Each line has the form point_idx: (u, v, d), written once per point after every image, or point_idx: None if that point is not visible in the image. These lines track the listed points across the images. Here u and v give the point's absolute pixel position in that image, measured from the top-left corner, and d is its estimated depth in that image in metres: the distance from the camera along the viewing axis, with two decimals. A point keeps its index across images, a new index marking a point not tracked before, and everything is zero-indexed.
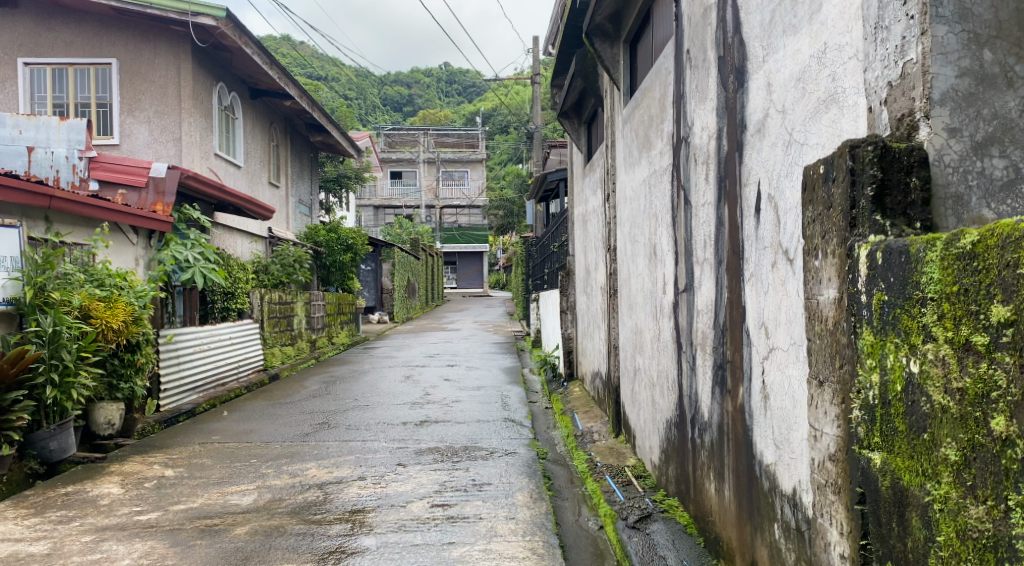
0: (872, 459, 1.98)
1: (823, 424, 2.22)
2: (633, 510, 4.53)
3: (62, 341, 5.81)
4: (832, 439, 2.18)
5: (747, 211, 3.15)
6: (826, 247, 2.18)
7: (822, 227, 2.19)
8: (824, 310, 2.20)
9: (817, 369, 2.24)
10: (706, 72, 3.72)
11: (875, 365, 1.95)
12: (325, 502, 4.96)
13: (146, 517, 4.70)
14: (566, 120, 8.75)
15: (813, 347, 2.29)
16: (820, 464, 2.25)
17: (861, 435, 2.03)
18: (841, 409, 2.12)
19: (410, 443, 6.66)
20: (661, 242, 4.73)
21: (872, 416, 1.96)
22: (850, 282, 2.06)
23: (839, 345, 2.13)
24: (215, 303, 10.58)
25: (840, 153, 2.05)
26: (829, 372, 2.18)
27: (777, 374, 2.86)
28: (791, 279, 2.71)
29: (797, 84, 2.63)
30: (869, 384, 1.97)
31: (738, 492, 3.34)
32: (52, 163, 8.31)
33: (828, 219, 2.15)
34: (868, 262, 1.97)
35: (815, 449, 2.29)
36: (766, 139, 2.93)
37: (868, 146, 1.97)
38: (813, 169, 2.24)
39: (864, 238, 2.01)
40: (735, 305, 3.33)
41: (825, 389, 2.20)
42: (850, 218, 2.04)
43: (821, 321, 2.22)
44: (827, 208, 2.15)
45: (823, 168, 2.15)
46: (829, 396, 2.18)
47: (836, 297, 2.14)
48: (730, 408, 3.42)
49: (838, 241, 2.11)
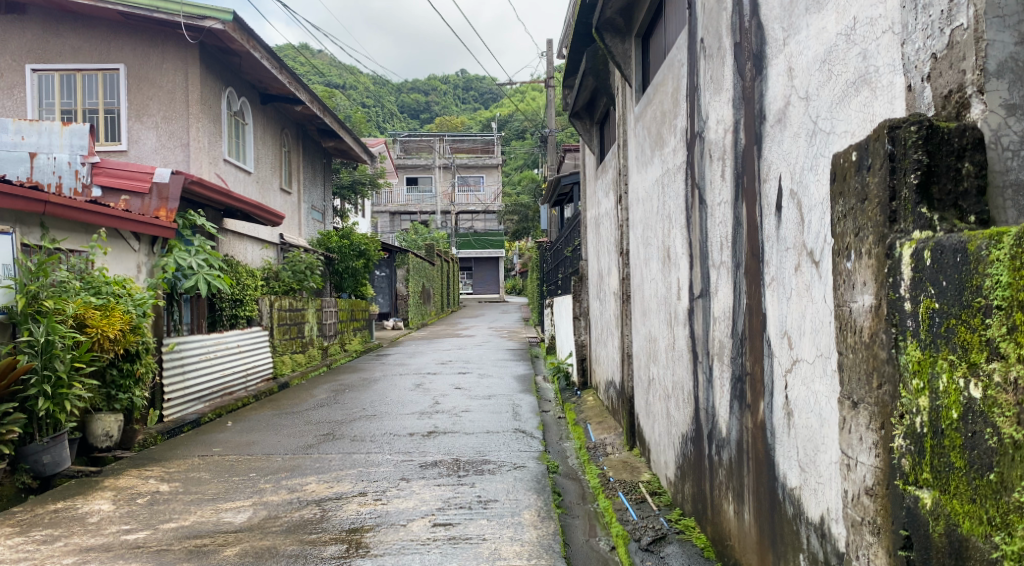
0: (921, 498, 1.70)
1: (857, 451, 1.95)
2: (646, 531, 4.27)
3: (55, 351, 5.61)
4: (868, 471, 1.91)
5: (768, 209, 2.87)
6: (859, 246, 1.90)
7: (853, 222, 1.92)
8: (858, 320, 1.93)
9: (850, 387, 1.97)
10: (721, 62, 3.46)
11: (923, 387, 1.67)
12: (323, 520, 4.72)
13: (134, 537, 4.49)
14: (578, 120, 8.51)
15: (844, 362, 2.02)
16: (855, 497, 1.97)
17: (905, 468, 1.76)
18: (881, 435, 1.84)
19: (416, 455, 6.42)
20: (675, 246, 4.47)
21: (921, 447, 1.69)
22: (890, 286, 1.79)
23: (876, 360, 1.85)
24: (223, 310, 9.96)
25: (876, 136, 1.79)
26: (863, 391, 1.92)
27: (801, 390, 2.59)
28: (817, 283, 2.44)
29: (821, 67, 2.37)
30: (916, 408, 1.70)
31: (759, 516, 3.07)
32: (54, 169, 8.04)
33: (860, 213, 1.89)
34: (913, 264, 1.70)
35: (847, 480, 2.01)
36: (787, 129, 2.67)
37: (910, 127, 1.72)
38: (843, 157, 1.98)
39: (907, 234, 1.74)
40: (755, 314, 3.05)
41: (858, 410, 1.93)
42: (889, 212, 1.78)
43: (854, 332, 1.95)
44: (861, 201, 1.87)
45: (855, 154, 1.88)
46: (865, 420, 1.91)
47: (872, 303, 1.86)
48: (750, 425, 3.15)
49: (875, 239, 1.83)
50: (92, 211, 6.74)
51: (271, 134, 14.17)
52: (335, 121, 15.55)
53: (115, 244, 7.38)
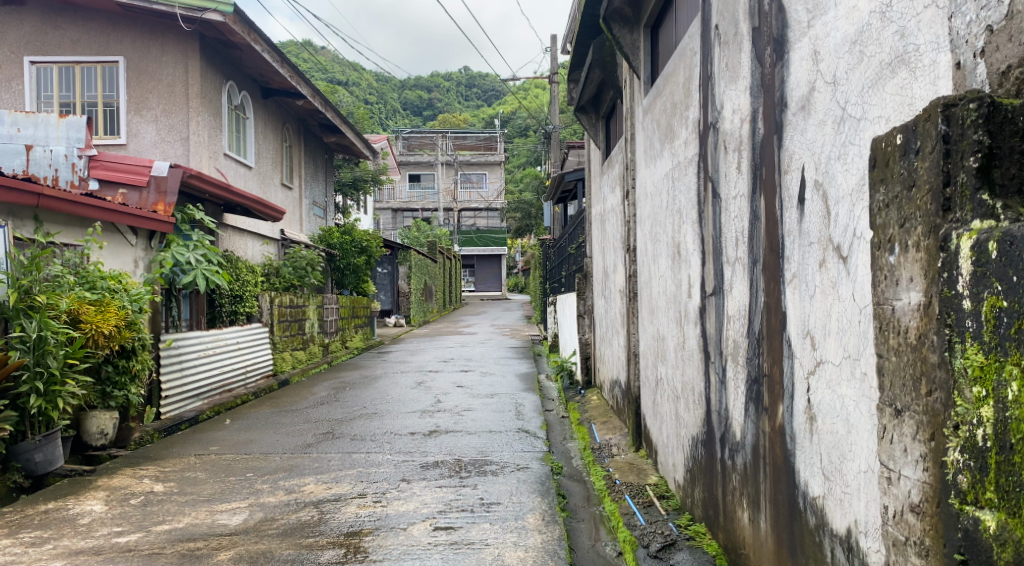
0: (983, 521, 1.55)
1: (902, 464, 1.80)
2: (655, 536, 4.12)
3: (47, 348, 5.44)
4: (915, 486, 1.76)
5: (789, 203, 2.72)
6: (905, 238, 1.76)
7: (897, 211, 1.78)
8: (902, 319, 1.78)
9: (894, 394, 1.83)
10: (737, 48, 3.31)
11: (987, 395, 1.52)
12: (320, 523, 4.58)
13: (126, 540, 4.35)
14: (584, 115, 8.39)
15: (884, 366, 1.88)
16: (897, 514, 1.83)
17: (962, 486, 1.60)
18: (931, 448, 1.70)
19: (417, 455, 6.28)
20: (686, 241, 4.33)
21: (983, 463, 1.54)
22: (942, 283, 1.65)
23: (925, 365, 1.71)
24: (223, 307, 9.90)
25: (927, 116, 1.65)
26: (909, 397, 1.77)
27: (826, 393, 2.44)
28: (845, 280, 2.29)
29: (852, 48, 2.22)
30: (978, 419, 1.55)
31: (777, 525, 2.92)
32: (50, 162, 7.91)
33: (907, 201, 1.74)
34: (975, 257, 1.54)
35: (889, 495, 1.87)
36: (812, 117, 2.52)
37: (969, 104, 1.58)
38: (884, 141, 1.84)
39: (965, 225, 1.59)
40: (774, 312, 2.90)
41: (903, 419, 1.79)
42: (943, 200, 1.63)
43: (897, 332, 1.81)
44: (907, 189, 1.73)
45: (901, 138, 1.74)
46: (910, 430, 1.76)
47: (921, 302, 1.72)
48: (768, 430, 3.00)
49: (925, 229, 1.68)
50: (88, 204, 6.60)
51: (272, 128, 14.03)
52: (337, 116, 15.43)
53: (112, 238, 7.23)
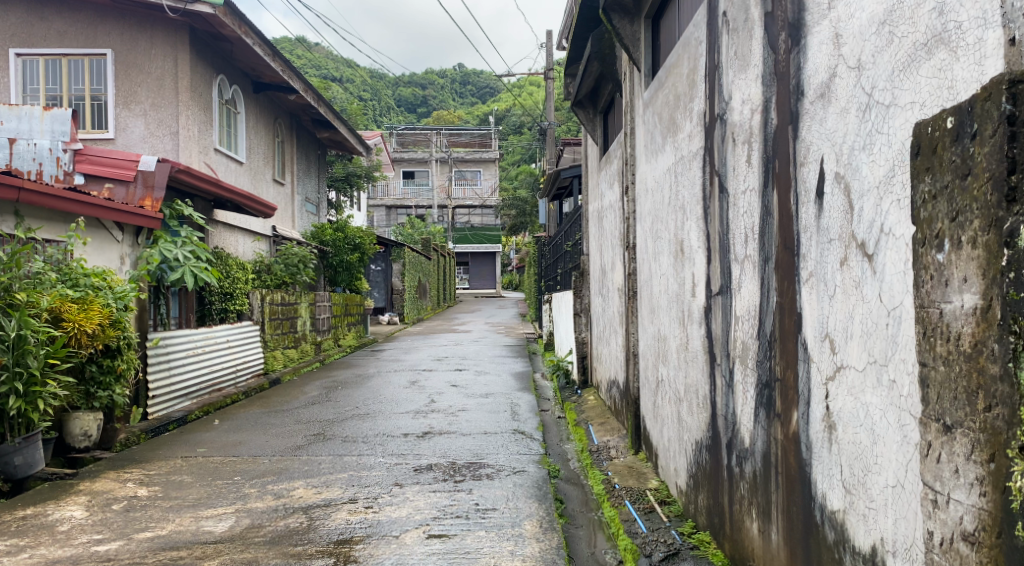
0: None
1: (951, 487, 1.74)
2: (657, 545, 3.96)
3: (26, 347, 5.20)
4: (968, 512, 1.69)
5: (806, 197, 2.56)
6: (958, 233, 1.69)
7: (948, 202, 1.72)
8: (953, 325, 1.71)
9: (943, 407, 1.76)
10: (747, 35, 3.14)
11: None
12: (310, 530, 4.40)
13: (105, 548, 4.16)
14: (581, 110, 8.21)
15: (930, 377, 1.81)
16: (945, 542, 1.77)
17: None
18: (990, 471, 1.63)
19: (410, 458, 6.10)
20: (689, 238, 4.16)
21: None
22: (1005, 283, 1.58)
23: (982, 377, 1.64)
24: (213, 305, 9.82)
25: (987, 95, 1.61)
26: (960, 411, 1.71)
27: (846, 401, 2.29)
28: (870, 279, 2.13)
29: (879, 29, 2.06)
30: None
31: (790, 538, 2.76)
32: (34, 156, 7.76)
33: (961, 189, 1.68)
34: None
35: (934, 519, 1.80)
36: (832, 105, 2.35)
37: None
38: (931, 126, 1.79)
39: None
40: (787, 313, 2.74)
41: (954, 436, 1.73)
42: (1007, 188, 1.57)
43: (947, 338, 1.74)
44: (960, 178, 1.68)
45: (954, 121, 1.69)
46: (964, 450, 1.70)
47: (977, 306, 1.65)
48: (780, 437, 2.84)
49: (983, 223, 1.62)
50: (72, 199, 6.41)
51: (264, 123, 13.81)
52: (330, 111, 15.22)
53: (96, 234, 7.03)
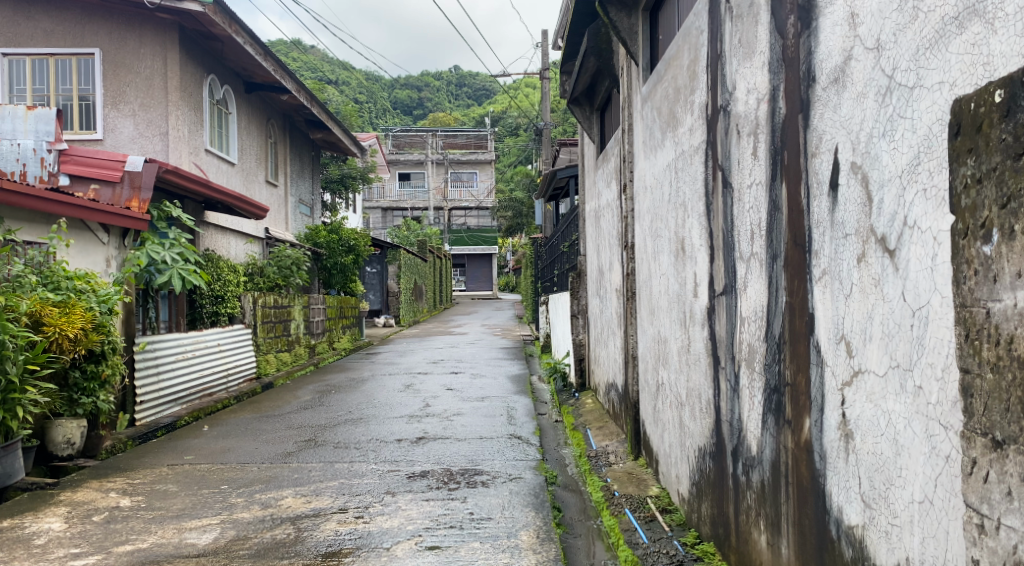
0: None
1: (1001, 511, 1.58)
2: (659, 557, 3.79)
3: (6, 353, 4.99)
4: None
5: (818, 190, 2.40)
6: (1009, 222, 1.54)
7: (996, 186, 1.57)
8: (1005, 326, 1.55)
9: (993, 421, 1.59)
10: (752, 21, 2.98)
11: None
12: (297, 542, 4.23)
13: (82, 563, 3.99)
14: (577, 107, 8.04)
15: (974, 385, 1.65)
16: None
17: None
18: None
19: (403, 465, 5.92)
20: (691, 237, 3.99)
21: None
22: None
23: None
24: (204, 308, 9.57)
25: None
26: (1015, 426, 1.55)
27: (865, 407, 2.12)
28: (892, 277, 1.96)
29: (901, 5, 1.91)
30: None
31: (803, 555, 2.59)
32: (18, 156, 7.66)
33: (1013, 171, 1.53)
34: None
35: (983, 546, 1.63)
36: (847, 89, 2.19)
37: None
38: (972, 102, 1.63)
39: None
40: (798, 313, 2.58)
41: (1005, 453, 1.56)
42: None
43: (995, 342, 1.58)
44: (1012, 159, 1.53)
45: (1003, 95, 1.54)
46: (1018, 469, 1.54)
47: None
48: (790, 446, 2.67)
49: None
50: (55, 200, 6.21)
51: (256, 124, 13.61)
52: (323, 111, 15.03)
53: (80, 236, 6.82)
